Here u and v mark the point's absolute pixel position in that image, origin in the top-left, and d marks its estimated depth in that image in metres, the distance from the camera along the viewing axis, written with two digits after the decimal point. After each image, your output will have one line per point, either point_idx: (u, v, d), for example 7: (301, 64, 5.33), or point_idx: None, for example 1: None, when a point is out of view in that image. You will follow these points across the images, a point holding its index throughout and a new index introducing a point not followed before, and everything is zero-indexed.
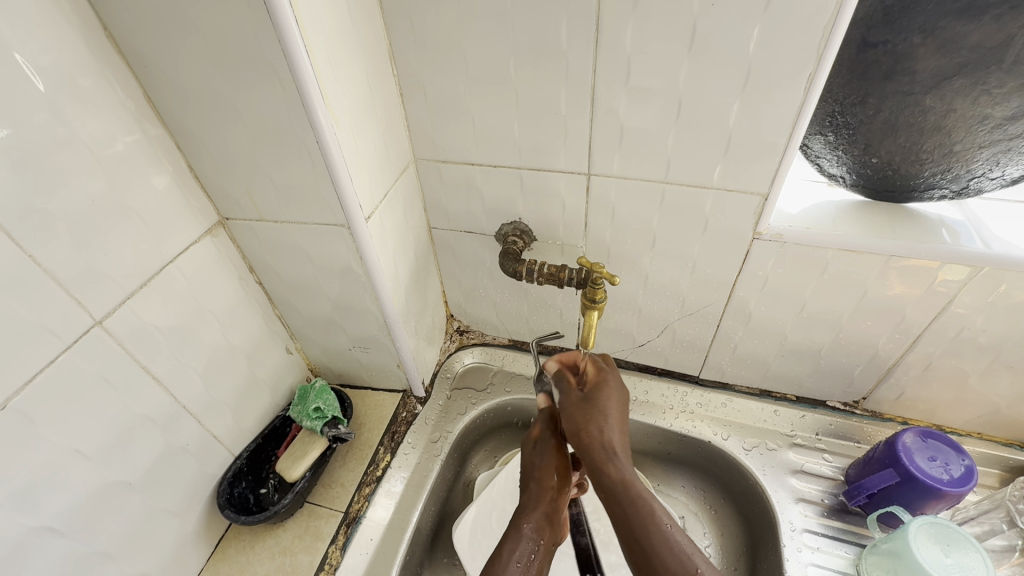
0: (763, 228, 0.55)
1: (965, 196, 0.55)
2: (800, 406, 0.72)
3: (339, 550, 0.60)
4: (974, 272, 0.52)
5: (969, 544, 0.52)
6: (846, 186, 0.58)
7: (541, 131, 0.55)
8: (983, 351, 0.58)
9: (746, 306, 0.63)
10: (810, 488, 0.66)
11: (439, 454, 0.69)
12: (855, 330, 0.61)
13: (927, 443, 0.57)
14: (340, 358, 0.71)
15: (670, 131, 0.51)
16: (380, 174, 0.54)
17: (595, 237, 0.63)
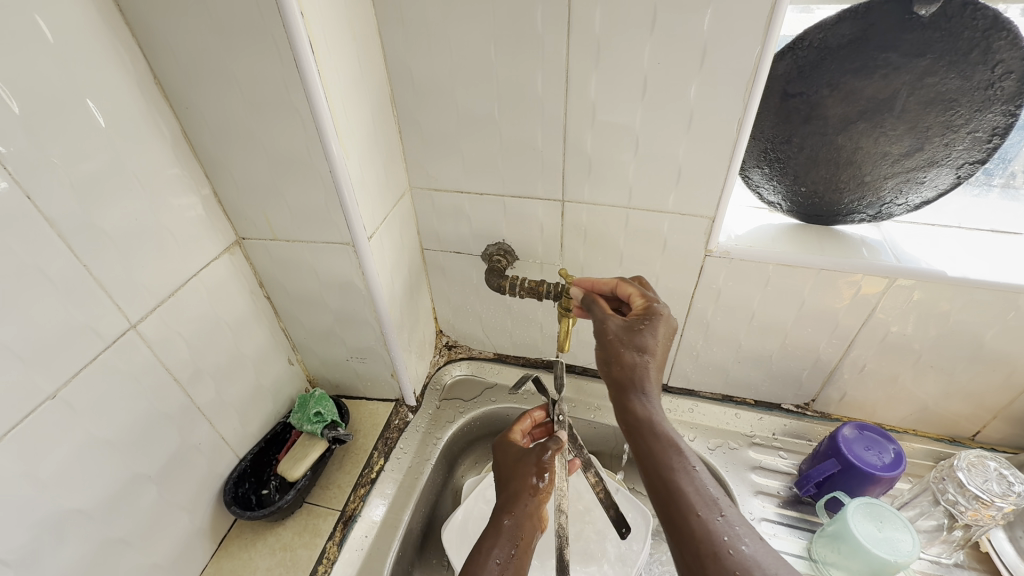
0: (713, 246, 0.64)
1: (881, 219, 0.64)
2: (758, 409, 0.79)
3: (336, 545, 0.64)
4: (890, 282, 0.61)
5: (898, 519, 0.59)
6: (783, 211, 0.68)
7: (521, 164, 0.64)
8: (908, 353, 0.67)
9: (704, 317, 0.71)
10: (768, 482, 0.73)
11: (429, 457, 0.75)
12: (798, 336, 0.69)
13: (863, 434, 0.65)
14: (338, 369, 0.77)
15: (631, 163, 0.59)
16: (381, 200, 0.62)
17: (570, 255, 0.71)
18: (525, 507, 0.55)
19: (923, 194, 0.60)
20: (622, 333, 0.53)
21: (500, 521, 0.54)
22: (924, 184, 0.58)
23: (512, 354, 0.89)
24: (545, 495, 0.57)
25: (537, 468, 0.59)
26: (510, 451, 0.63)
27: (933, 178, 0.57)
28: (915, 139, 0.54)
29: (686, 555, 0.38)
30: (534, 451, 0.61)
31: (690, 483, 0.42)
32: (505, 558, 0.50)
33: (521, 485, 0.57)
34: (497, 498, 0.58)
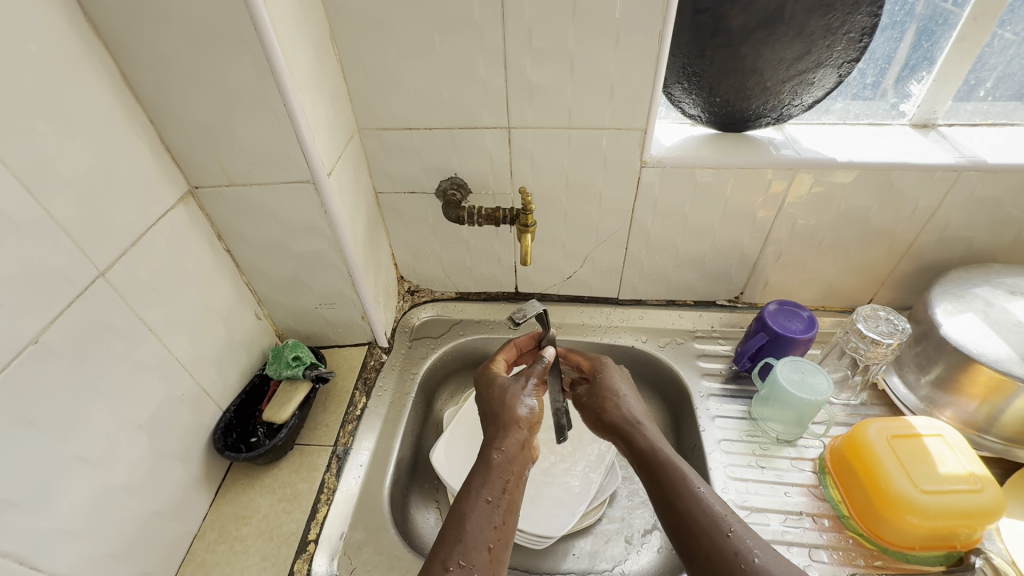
0: (647, 157, 0.71)
1: (782, 120, 0.74)
2: (698, 308, 0.90)
3: (334, 475, 0.67)
4: (793, 174, 0.71)
5: (812, 366, 0.71)
6: (703, 123, 0.76)
7: (465, 95, 0.67)
8: (813, 237, 0.78)
9: (645, 227, 0.79)
10: (713, 365, 0.83)
11: (409, 391, 0.80)
12: (724, 234, 0.79)
13: (783, 307, 0.76)
14: (307, 319, 0.78)
15: (568, 84, 0.64)
16: (333, 137, 0.64)
17: (520, 182, 0.76)
18: (513, 440, 0.60)
19: (813, 94, 0.70)
20: (612, 402, 0.66)
21: (490, 456, 0.58)
22: (814, 84, 0.68)
23: (473, 291, 0.94)
24: (531, 426, 0.63)
25: (524, 401, 0.64)
26: (494, 382, 0.68)
27: (820, 79, 0.67)
28: (803, 43, 0.63)
29: (700, 559, 0.48)
30: (517, 382, 0.67)
31: (697, 501, 0.52)
32: (497, 495, 0.54)
33: (509, 418, 0.62)
34: (485, 432, 0.62)
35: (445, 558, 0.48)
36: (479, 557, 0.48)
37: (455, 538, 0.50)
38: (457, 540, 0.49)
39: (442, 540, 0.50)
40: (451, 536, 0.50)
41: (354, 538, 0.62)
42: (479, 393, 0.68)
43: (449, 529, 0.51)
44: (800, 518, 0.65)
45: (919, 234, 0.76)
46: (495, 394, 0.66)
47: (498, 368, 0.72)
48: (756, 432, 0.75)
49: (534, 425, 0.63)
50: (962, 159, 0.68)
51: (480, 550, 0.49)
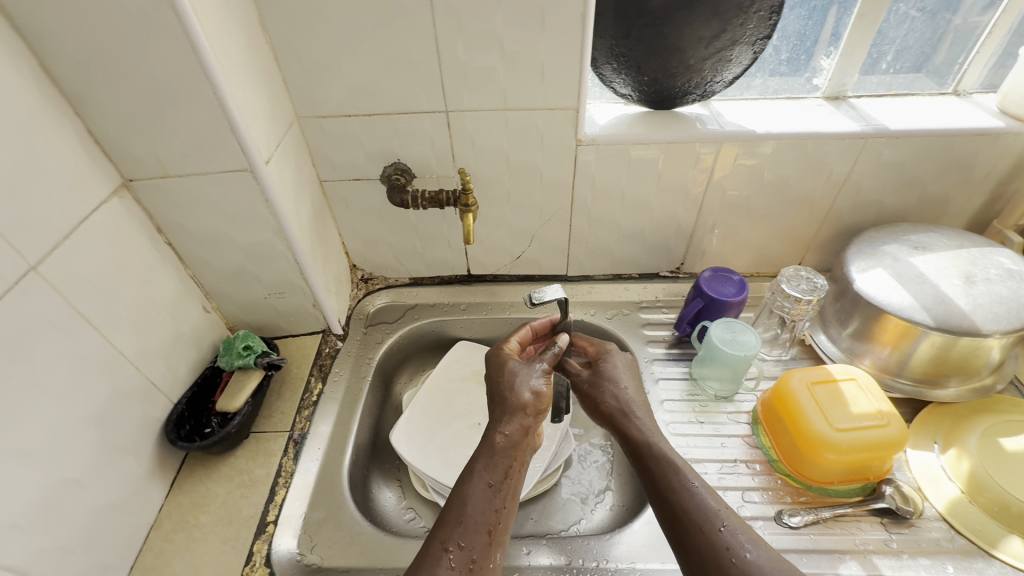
0: (582, 136, 0.74)
1: (707, 97, 0.79)
2: (643, 280, 0.94)
3: (292, 459, 0.69)
4: (718, 147, 0.76)
5: (743, 325, 0.76)
6: (635, 102, 0.80)
7: (401, 80, 0.68)
8: (742, 206, 0.83)
9: (586, 204, 0.83)
10: (658, 333, 0.88)
11: (365, 375, 0.82)
12: (661, 207, 0.84)
13: (716, 273, 0.81)
14: (258, 310, 0.78)
15: (501, 66, 0.67)
16: (269, 125, 0.64)
17: (462, 165, 0.78)
18: (517, 425, 0.59)
19: (733, 71, 0.74)
20: (614, 396, 0.66)
21: (493, 439, 0.58)
22: (733, 61, 0.72)
23: (427, 276, 0.96)
24: (538, 411, 0.62)
25: (533, 386, 0.62)
26: (506, 364, 0.65)
27: (737, 56, 0.72)
28: (719, 23, 0.67)
29: (686, 553, 0.51)
30: (527, 368, 0.64)
31: (688, 498, 0.53)
32: (499, 482, 0.55)
33: (517, 404, 0.60)
34: (490, 413, 0.61)
35: (446, 544, 0.50)
36: (477, 544, 0.50)
37: (455, 522, 0.51)
38: (458, 524, 0.51)
39: (444, 521, 0.52)
40: (452, 520, 0.51)
41: (314, 518, 0.64)
42: (489, 373, 0.66)
43: (449, 514, 0.52)
44: (734, 465, 0.70)
45: (835, 199, 0.82)
46: (502, 377, 0.64)
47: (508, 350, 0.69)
48: (696, 391, 0.80)
49: (541, 411, 0.62)
50: (868, 128, 0.74)
51: (479, 537, 0.51)
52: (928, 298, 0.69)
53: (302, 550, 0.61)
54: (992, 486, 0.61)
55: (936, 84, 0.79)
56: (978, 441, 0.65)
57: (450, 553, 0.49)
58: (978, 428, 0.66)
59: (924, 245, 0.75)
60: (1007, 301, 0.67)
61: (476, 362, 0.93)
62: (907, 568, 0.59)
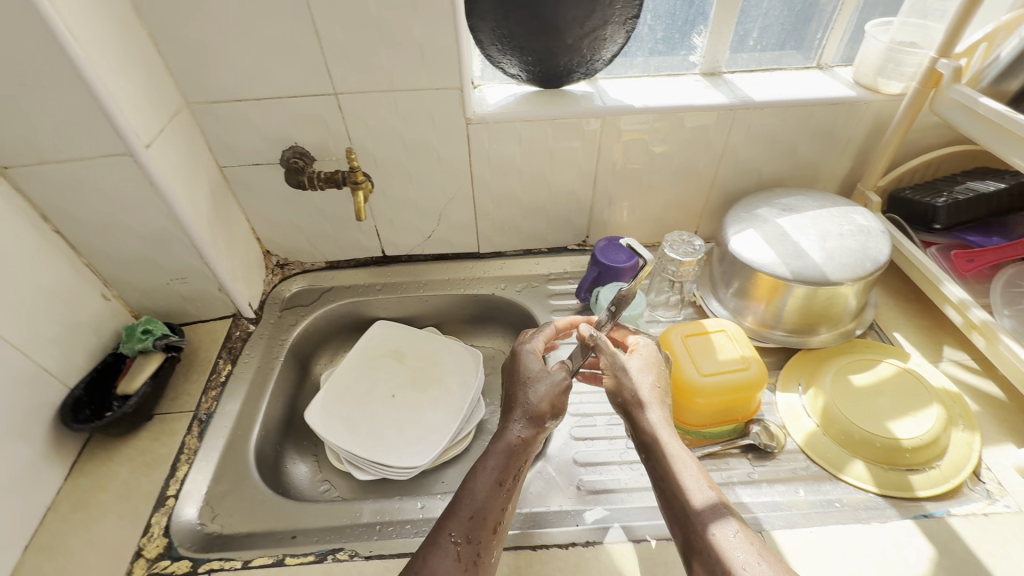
0: (470, 114, 0.77)
1: (591, 75, 0.83)
2: (552, 254, 0.99)
3: (196, 437, 0.71)
4: (602, 122, 0.80)
5: (631, 289, 0.82)
6: (524, 82, 0.84)
7: (285, 63, 0.70)
8: (634, 179, 0.89)
9: (486, 181, 0.86)
10: (564, 302, 0.93)
11: (277, 355, 0.84)
12: (558, 182, 0.88)
13: (610, 242, 0.86)
14: (161, 296, 0.79)
15: (381, 48, 0.69)
16: (150, 109, 0.65)
17: (360, 146, 0.80)
18: (525, 428, 0.59)
19: (609, 49, 0.79)
20: (638, 386, 0.61)
21: (505, 438, 0.58)
22: (607, 40, 0.77)
23: (343, 259, 0.98)
24: (553, 414, 0.61)
25: (548, 389, 0.61)
26: (525, 364, 0.64)
27: (611, 35, 0.76)
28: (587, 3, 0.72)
29: (693, 560, 0.49)
30: (542, 369, 0.63)
31: (693, 502, 0.51)
32: (506, 481, 0.55)
33: (526, 409, 0.60)
34: (502, 412, 0.61)
35: (451, 538, 0.51)
36: (478, 539, 0.51)
37: (461, 514, 0.52)
38: (462, 517, 0.52)
39: (449, 514, 0.52)
40: (458, 512, 0.53)
41: (216, 490, 0.66)
42: (506, 372, 0.66)
43: (450, 509, 0.53)
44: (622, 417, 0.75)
45: (717, 168, 0.88)
46: (516, 378, 0.63)
47: (533, 345, 0.67)
48: None
49: (556, 414, 0.61)
50: (735, 100, 0.80)
51: (484, 533, 0.52)
52: (789, 255, 0.75)
53: (204, 519, 0.63)
54: (840, 417, 0.69)
55: (802, 58, 0.86)
56: (832, 380, 0.72)
57: (453, 544, 0.50)
58: (833, 369, 0.73)
59: (792, 207, 0.82)
60: (857, 252, 0.73)
61: (393, 339, 0.95)
62: (764, 494, 0.65)
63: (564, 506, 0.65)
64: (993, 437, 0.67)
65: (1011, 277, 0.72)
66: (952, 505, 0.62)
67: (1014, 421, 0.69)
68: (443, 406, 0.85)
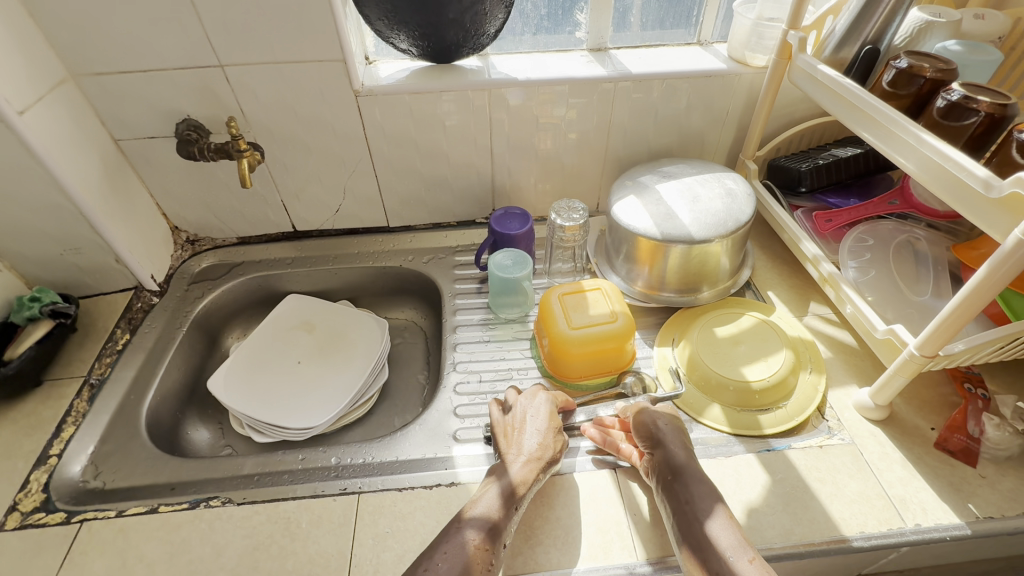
0: (358, 87, 0.80)
1: (479, 50, 0.87)
2: (460, 228, 1.02)
3: (85, 401, 0.73)
4: (488, 94, 0.84)
5: (520, 254, 0.85)
6: (415, 57, 0.87)
7: (165, 36, 0.72)
8: (529, 151, 0.93)
9: (383, 154, 0.89)
10: (468, 272, 0.96)
11: (179, 326, 0.86)
12: (455, 155, 0.91)
13: (505, 212, 0.90)
14: (57, 266, 0.81)
15: (259, 20, 0.72)
16: (25, 78, 0.67)
17: (253, 119, 0.82)
18: (530, 465, 0.60)
19: (491, 24, 0.82)
20: (663, 423, 0.64)
21: (512, 470, 0.59)
22: (487, 15, 0.80)
23: (254, 235, 1.00)
24: (550, 458, 0.62)
25: (550, 434, 0.63)
26: (528, 408, 0.67)
27: (489, 9, 0.79)
28: None
29: None
30: (551, 415, 0.66)
31: (712, 531, 0.53)
32: (507, 508, 0.56)
33: (538, 450, 0.61)
34: (505, 448, 0.63)
35: (467, 543, 0.52)
36: (490, 551, 0.52)
37: (473, 524, 0.54)
38: (479, 528, 0.54)
39: (458, 526, 0.54)
40: (472, 522, 0.54)
41: (101, 450, 0.68)
42: (506, 418, 0.67)
43: (465, 519, 0.55)
44: (507, 373, 0.79)
45: (608, 140, 0.92)
46: (532, 417, 0.65)
47: (548, 394, 0.68)
48: (491, 317, 0.88)
49: (552, 460, 0.62)
50: (613, 73, 0.84)
51: (495, 547, 0.53)
52: (661, 217, 0.79)
53: (86, 475, 0.65)
54: (701, 365, 0.73)
55: (684, 34, 0.91)
56: (698, 333, 0.77)
57: (466, 546, 0.52)
58: (700, 323, 0.78)
59: (671, 174, 0.87)
60: (721, 214, 0.79)
61: (302, 312, 0.97)
62: None
63: (437, 454, 0.68)
64: (840, 379, 0.72)
65: (861, 233, 0.77)
66: (795, 440, 0.67)
67: (863, 365, 0.74)
68: (346, 373, 0.88)
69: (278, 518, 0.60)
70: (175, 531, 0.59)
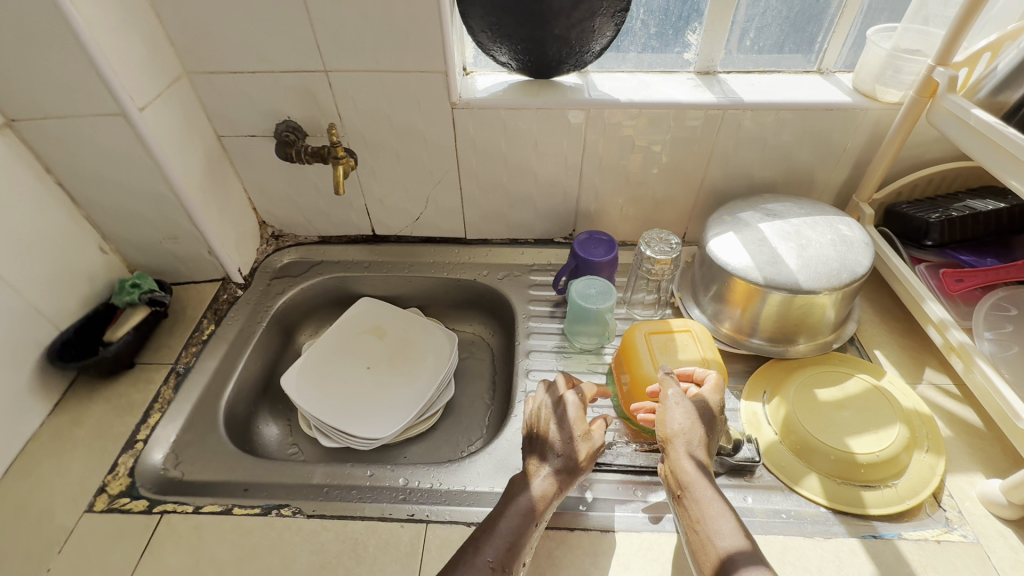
0: (455, 99, 0.79)
1: (581, 67, 0.83)
2: (537, 246, 0.99)
3: (171, 389, 0.75)
4: (586, 113, 0.80)
5: (604, 283, 0.81)
6: (514, 71, 0.84)
7: (277, 40, 0.73)
8: (619, 174, 0.88)
9: (471, 167, 0.88)
10: (543, 294, 0.93)
11: (258, 321, 0.87)
12: (543, 173, 0.89)
13: (590, 236, 0.86)
14: (156, 253, 0.85)
15: (367, 29, 0.71)
16: (148, 74, 0.69)
17: (349, 124, 0.83)
18: (548, 477, 0.57)
19: (598, 40, 0.78)
20: (679, 425, 0.59)
21: (531, 481, 0.57)
22: (595, 32, 0.76)
23: (335, 235, 1.01)
24: (573, 468, 0.59)
25: (571, 440, 0.60)
26: (552, 409, 0.64)
27: (597, 26, 0.76)
28: None
29: None
30: (574, 417, 0.62)
31: (724, 542, 0.50)
32: (526, 521, 0.54)
33: (561, 461, 0.59)
34: (528, 456, 0.61)
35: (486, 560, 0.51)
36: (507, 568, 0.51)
37: (493, 540, 0.52)
38: (497, 541, 0.52)
39: (479, 538, 0.53)
40: (491, 535, 0.53)
41: (182, 439, 0.70)
42: (532, 420, 0.65)
43: (485, 536, 0.53)
44: None
45: (707, 169, 0.87)
46: (560, 424, 0.62)
47: (575, 394, 0.64)
48: (565, 345, 0.85)
49: (576, 469, 0.59)
50: (723, 100, 0.79)
51: (518, 561, 0.52)
52: (763, 259, 0.73)
53: (167, 465, 0.67)
54: (798, 427, 0.67)
55: (803, 61, 0.84)
56: (796, 392, 0.70)
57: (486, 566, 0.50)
58: (798, 382, 0.71)
59: (776, 213, 0.80)
60: (833, 262, 0.72)
61: (374, 317, 0.97)
62: None
63: (504, 489, 0.65)
64: (962, 465, 0.64)
65: (1000, 299, 0.68)
66: (906, 527, 0.60)
67: (990, 451, 0.65)
68: (413, 384, 0.87)
69: (346, 538, 0.59)
70: (247, 536, 0.59)
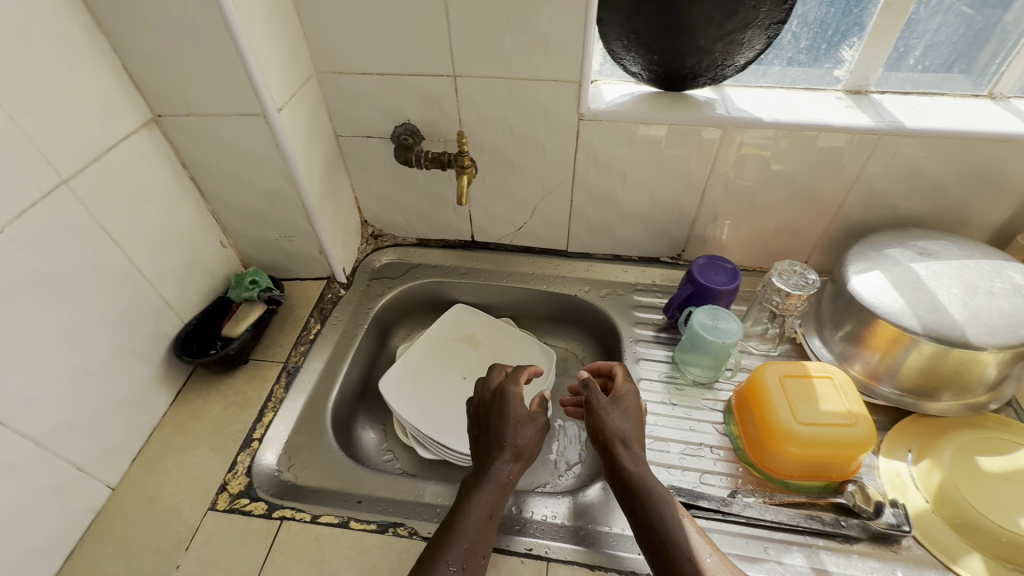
0: (584, 110, 0.75)
1: (719, 80, 0.78)
2: (641, 264, 0.95)
3: (282, 388, 0.75)
4: (723, 131, 0.75)
5: (727, 314, 0.76)
6: (643, 81, 0.80)
7: (411, 42, 0.71)
8: (745, 196, 0.82)
9: (587, 180, 0.84)
10: (649, 316, 0.89)
11: (361, 323, 0.87)
12: (662, 190, 0.84)
13: (711, 261, 0.81)
14: (269, 250, 0.85)
15: (506, 34, 0.68)
16: (286, 74, 0.69)
17: (468, 130, 0.80)
18: (506, 466, 0.57)
19: (745, 54, 0.72)
20: (614, 425, 0.60)
21: (486, 473, 0.57)
22: (745, 45, 0.71)
23: (433, 239, 1.00)
24: (523, 455, 0.59)
25: (518, 431, 0.60)
26: (496, 399, 0.63)
27: (749, 39, 0.70)
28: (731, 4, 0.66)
29: None
30: (522, 407, 0.62)
31: (687, 535, 0.53)
32: (485, 514, 0.54)
33: (518, 449, 0.59)
34: (478, 447, 0.60)
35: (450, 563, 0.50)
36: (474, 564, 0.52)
37: (457, 542, 0.52)
38: (461, 543, 0.52)
39: (445, 537, 0.52)
40: (457, 537, 0.52)
41: (294, 441, 0.70)
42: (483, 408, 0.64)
43: (448, 537, 0.52)
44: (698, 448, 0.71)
45: (846, 197, 0.80)
46: (499, 419, 0.61)
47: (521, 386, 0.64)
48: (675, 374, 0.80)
49: (524, 458, 0.59)
50: (882, 124, 0.71)
51: (480, 555, 0.52)
52: (921, 305, 0.66)
53: (281, 467, 0.67)
54: (956, 498, 0.60)
55: (972, 84, 0.75)
56: (952, 457, 0.63)
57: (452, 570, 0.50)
58: (954, 445, 0.64)
59: (931, 252, 0.72)
60: (1005, 315, 0.64)
61: (469, 325, 0.95)
62: (854, 568, 0.59)
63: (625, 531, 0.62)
64: None
65: None
66: None
67: None
68: None
69: None
70: (366, 554, 0.58)
